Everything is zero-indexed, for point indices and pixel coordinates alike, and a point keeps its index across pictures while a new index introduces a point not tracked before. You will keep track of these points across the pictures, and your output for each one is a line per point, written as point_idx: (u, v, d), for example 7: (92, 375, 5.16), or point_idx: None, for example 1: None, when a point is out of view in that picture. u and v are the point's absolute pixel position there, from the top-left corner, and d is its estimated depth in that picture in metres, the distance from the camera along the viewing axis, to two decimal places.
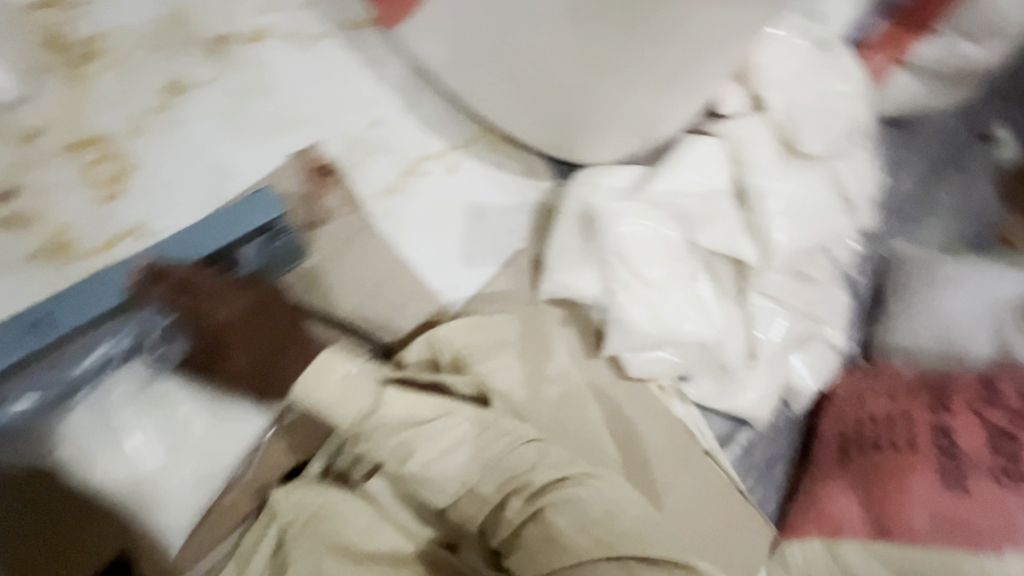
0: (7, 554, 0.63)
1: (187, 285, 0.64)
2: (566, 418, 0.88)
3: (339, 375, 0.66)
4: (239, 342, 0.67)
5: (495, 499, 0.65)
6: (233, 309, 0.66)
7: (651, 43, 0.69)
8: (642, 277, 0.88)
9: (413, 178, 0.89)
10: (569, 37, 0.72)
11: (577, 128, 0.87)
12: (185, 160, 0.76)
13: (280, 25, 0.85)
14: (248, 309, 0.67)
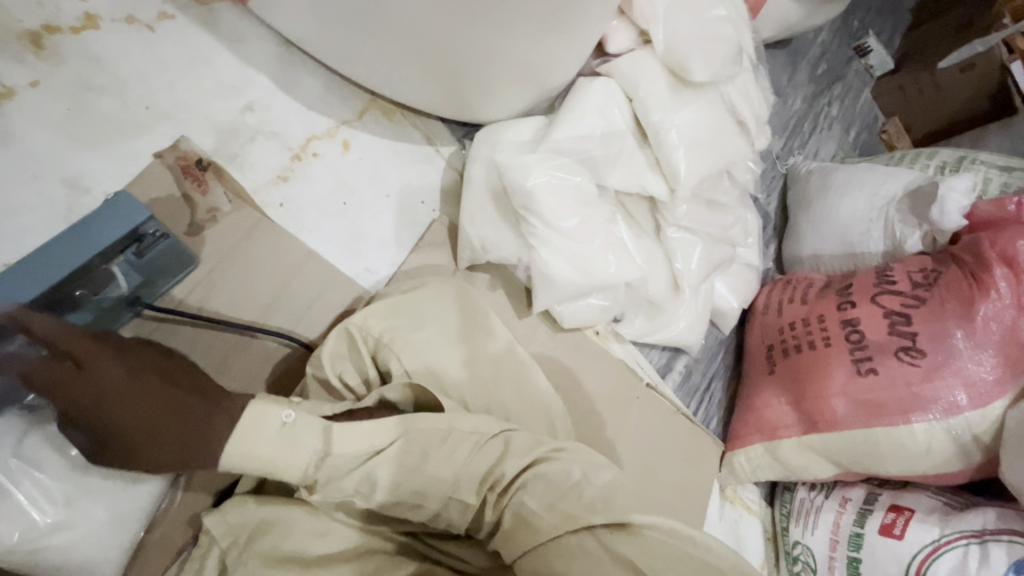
0: None
1: (65, 344, 0.56)
2: (517, 391, 0.78)
3: (276, 424, 0.57)
4: (116, 408, 0.56)
5: (477, 501, 0.63)
6: (107, 369, 0.56)
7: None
8: (561, 230, 0.87)
9: (305, 162, 0.83)
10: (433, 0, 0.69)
11: (469, 84, 0.84)
12: (23, 180, 0.66)
13: (112, 8, 0.75)
14: (126, 369, 0.57)
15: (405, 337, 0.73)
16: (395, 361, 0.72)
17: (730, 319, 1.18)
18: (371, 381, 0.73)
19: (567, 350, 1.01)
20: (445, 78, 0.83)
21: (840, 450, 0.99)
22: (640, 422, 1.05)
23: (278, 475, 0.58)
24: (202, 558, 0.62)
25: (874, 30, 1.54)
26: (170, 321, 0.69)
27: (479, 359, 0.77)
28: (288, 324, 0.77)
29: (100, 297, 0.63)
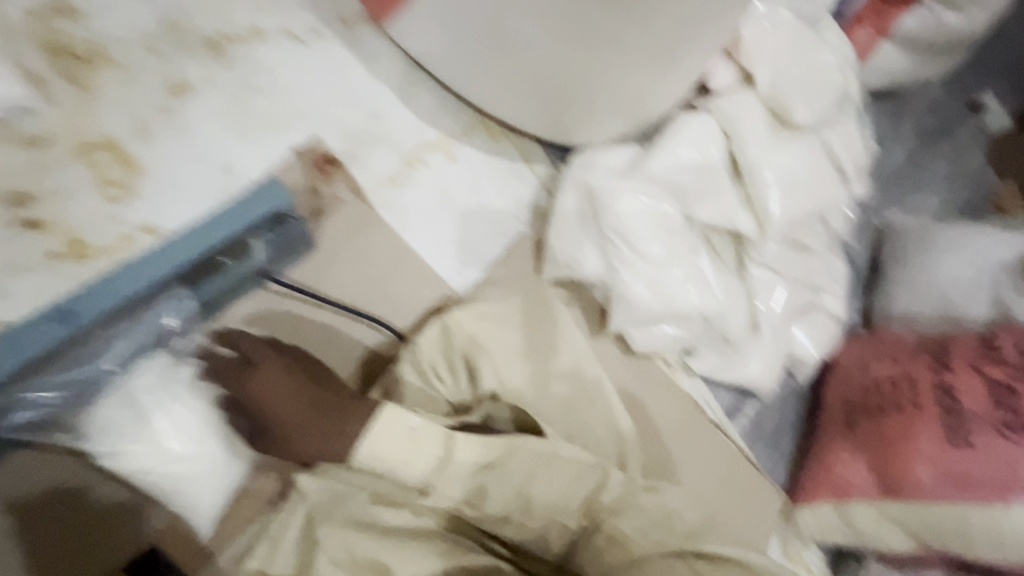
0: (33, 550, 0.60)
1: (247, 346, 0.66)
2: (575, 412, 0.76)
3: (402, 429, 0.61)
4: (269, 403, 0.63)
5: (575, 526, 0.63)
6: (273, 365, 0.64)
7: (641, 27, 0.72)
8: (645, 254, 0.90)
9: (414, 169, 0.91)
10: (559, 34, 0.76)
11: (574, 110, 0.88)
12: (190, 160, 0.75)
13: (275, 25, 0.86)
14: (285, 364, 0.65)
15: (494, 336, 0.75)
16: (488, 368, 0.73)
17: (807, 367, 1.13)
18: (460, 381, 0.72)
19: (635, 378, 1.01)
20: (553, 103, 0.88)
21: (924, 523, 0.92)
22: (709, 461, 1.02)
23: (398, 477, 0.61)
24: (289, 515, 0.66)
25: (995, 87, 1.45)
26: (289, 296, 0.77)
27: (558, 372, 0.78)
28: (383, 312, 0.83)
29: (239, 266, 0.69)
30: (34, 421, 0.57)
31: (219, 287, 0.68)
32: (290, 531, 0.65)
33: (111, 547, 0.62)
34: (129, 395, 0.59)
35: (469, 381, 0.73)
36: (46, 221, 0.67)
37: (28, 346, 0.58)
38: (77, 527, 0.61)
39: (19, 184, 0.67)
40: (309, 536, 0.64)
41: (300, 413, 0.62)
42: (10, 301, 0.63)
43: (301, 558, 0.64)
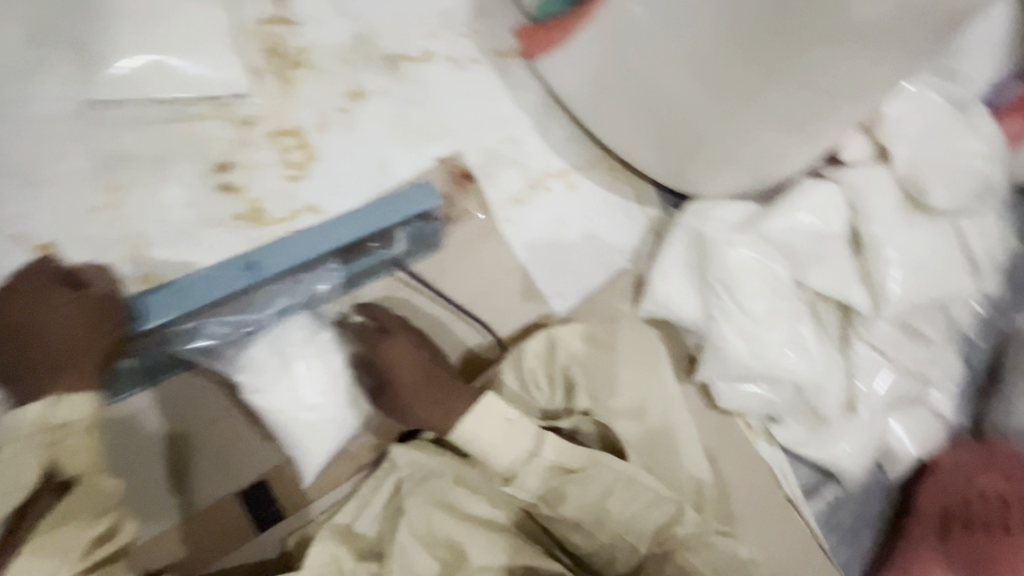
0: (174, 458, 0.69)
1: (384, 321, 0.74)
2: (657, 449, 0.75)
3: (500, 418, 0.66)
4: (394, 368, 0.70)
5: (644, 551, 0.63)
6: (400, 338, 0.72)
7: (782, 82, 0.73)
8: (748, 309, 0.90)
9: (537, 192, 0.98)
10: (696, 75, 0.79)
11: (695, 157, 0.91)
12: (354, 156, 0.87)
13: (442, 50, 0.97)
14: (410, 338, 0.72)
15: (595, 358, 0.75)
16: (585, 387, 0.74)
17: (902, 463, 1.02)
18: (556, 394, 0.75)
19: (712, 433, 0.98)
20: (676, 147, 0.91)
21: None
22: (780, 537, 0.96)
23: (490, 461, 0.66)
24: (381, 480, 0.72)
25: None
26: (411, 286, 0.85)
27: (650, 405, 0.76)
28: (487, 317, 0.89)
29: (383, 250, 0.78)
30: (205, 348, 0.68)
31: (361, 265, 0.77)
32: (377, 496, 0.71)
33: (232, 472, 0.71)
34: (281, 342, 0.69)
35: (563, 395, 0.75)
36: (238, 188, 0.79)
37: (209, 291, 0.63)
38: (211, 448, 0.70)
39: (223, 154, 0.80)
40: (395, 503, 0.70)
41: (418, 383, 0.69)
42: (201, 248, 0.76)
43: (384, 522, 0.70)
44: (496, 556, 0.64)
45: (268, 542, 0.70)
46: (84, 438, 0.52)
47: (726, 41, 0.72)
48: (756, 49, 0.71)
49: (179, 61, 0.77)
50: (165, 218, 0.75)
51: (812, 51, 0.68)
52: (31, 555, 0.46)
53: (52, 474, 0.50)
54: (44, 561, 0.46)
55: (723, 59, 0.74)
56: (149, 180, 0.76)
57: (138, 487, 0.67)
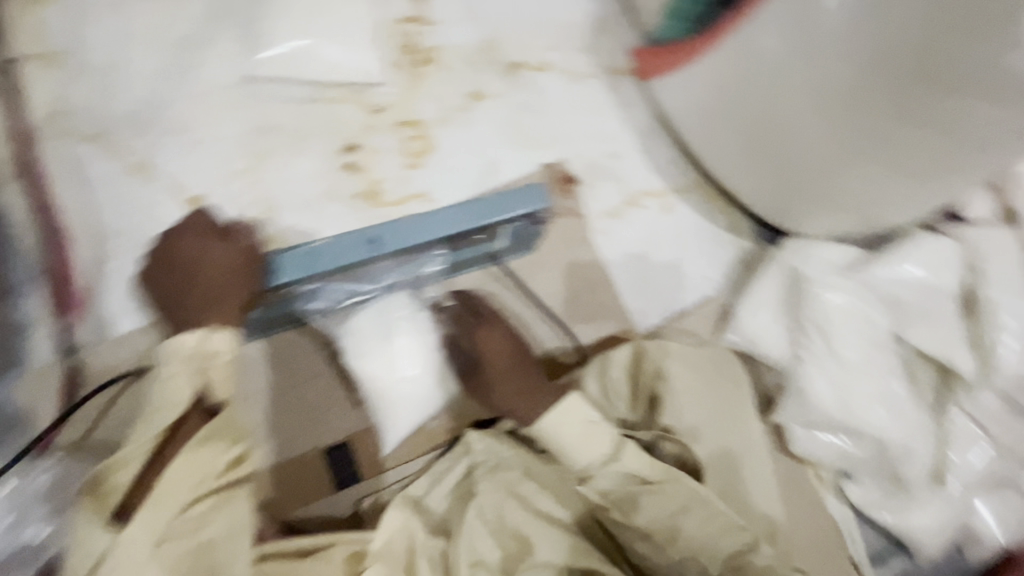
0: (273, 409, 0.74)
1: (479, 309, 0.78)
2: (735, 481, 0.71)
3: (582, 418, 0.68)
4: (488, 357, 0.73)
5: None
6: (494, 329, 0.75)
7: (911, 130, 0.68)
8: (839, 355, 0.87)
9: (632, 209, 0.99)
10: (814, 113, 0.76)
11: (806, 192, 0.88)
12: (467, 153, 0.91)
13: (560, 62, 1.00)
14: (504, 332, 0.75)
15: (682, 376, 0.73)
16: (670, 404, 0.72)
17: (985, 549, 0.92)
18: (637, 407, 0.75)
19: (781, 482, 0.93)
20: (787, 178, 0.89)
21: None
22: None
23: (566, 458, 0.68)
24: (454, 461, 0.75)
25: None
26: (502, 282, 0.88)
27: (732, 433, 0.73)
28: (569, 323, 0.91)
29: (486, 244, 0.82)
30: (321, 309, 0.75)
31: (464, 255, 0.81)
32: (448, 476, 0.74)
33: (321, 431, 0.75)
34: (389, 311, 0.76)
35: (645, 409, 0.75)
36: (361, 169, 0.85)
37: (334, 259, 0.66)
38: (306, 404, 0.75)
39: (352, 136, 0.86)
40: (467, 485, 0.73)
41: (508, 374, 0.72)
42: (321, 219, 0.82)
43: (453, 502, 0.72)
44: (562, 554, 0.65)
45: (342, 501, 0.74)
46: (227, 370, 0.57)
47: (852, 83, 0.69)
48: (899, 96, 0.66)
49: (306, 40, 0.82)
50: (294, 187, 0.82)
51: (965, 104, 0.62)
52: (183, 462, 0.51)
53: (202, 397, 0.55)
54: (191, 471, 0.51)
55: (858, 101, 0.70)
56: (285, 152, 0.82)
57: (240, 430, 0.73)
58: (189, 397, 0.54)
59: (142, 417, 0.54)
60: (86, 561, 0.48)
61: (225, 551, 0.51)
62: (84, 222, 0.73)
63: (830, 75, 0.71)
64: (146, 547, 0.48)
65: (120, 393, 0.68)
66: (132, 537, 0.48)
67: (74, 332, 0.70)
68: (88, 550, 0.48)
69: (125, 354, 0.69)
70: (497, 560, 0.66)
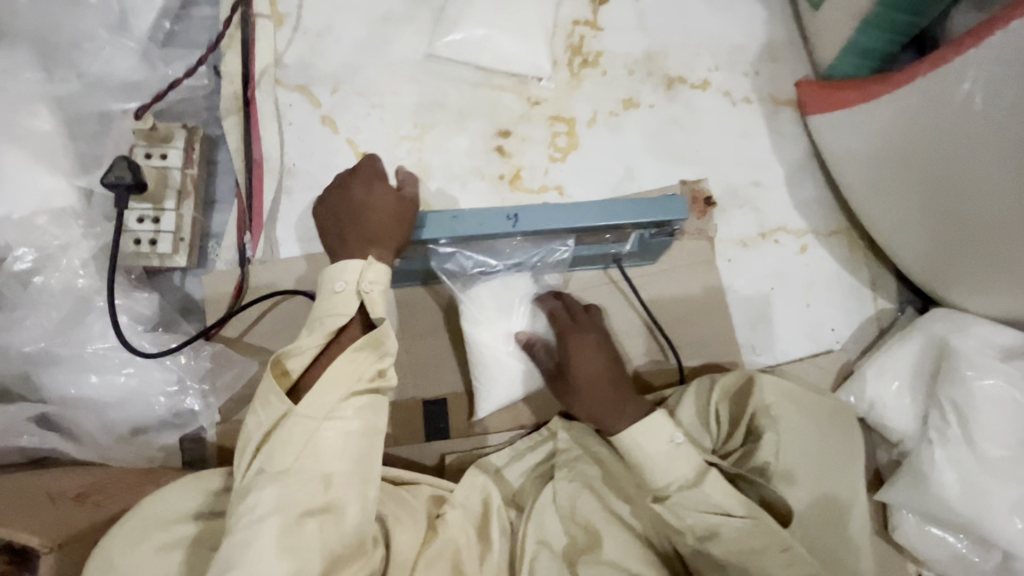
0: None
1: (572, 312, 0.77)
2: (831, 538, 0.66)
3: (665, 440, 0.65)
4: (576, 361, 0.72)
5: None
6: (589, 335, 0.74)
7: None
8: (976, 446, 0.76)
9: (764, 242, 0.96)
10: (1009, 171, 0.69)
11: (976, 263, 0.79)
12: (609, 156, 0.93)
13: (720, 83, 0.99)
14: (597, 340, 0.74)
15: (790, 419, 0.71)
16: (771, 442, 0.69)
17: None
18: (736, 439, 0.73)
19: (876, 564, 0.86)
20: (956, 247, 0.80)
21: None
22: None
23: (644, 473, 0.66)
24: (538, 442, 0.78)
25: None
26: (618, 287, 0.89)
27: (837, 490, 0.68)
28: (676, 342, 0.90)
29: (612, 246, 0.82)
30: (446, 272, 0.78)
31: (587, 252, 0.83)
32: (532, 453, 0.78)
33: (424, 384, 0.82)
34: (508, 288, 0.78)
35: (743, 442, 0.72)
36: (509, 154, 0.90)
37: (474, 226, 0.69)
38: (415, 357, 0.82)
39: (507, 122, 0.91)
40: (547, 469, 0.76)
41: (597, 382, 0.71)
42: (465, 193, 0.88)
43: (529, 480, 0.75)
44: (624, 555, 0.66)
45: (430, 451, 0.80)
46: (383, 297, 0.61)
47: None
48: None
49: (485, 31, 0.89)
50: (448, 160, 0.89)
51: None
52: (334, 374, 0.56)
53: (363, 311, 0.61)
54: (348, 369, 0.56)
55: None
56: (447, 127, 0.89)
57: None
58: (355, 310, 0.60)
59: (311, 320, 0.61)
60: (246, 437, 0.55)
61: (369, 444, 0.56)
62: (276, 156, 0.84)
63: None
64: (312, 422, 0.54)
65: (278, 304, 0.78)
66: (304, 412, 0.54)
67: (248, 249, 0.80)
68: (251, 427, 0.55)
69: (285, 275, 0.80)
70: (562, 544, 0.68)
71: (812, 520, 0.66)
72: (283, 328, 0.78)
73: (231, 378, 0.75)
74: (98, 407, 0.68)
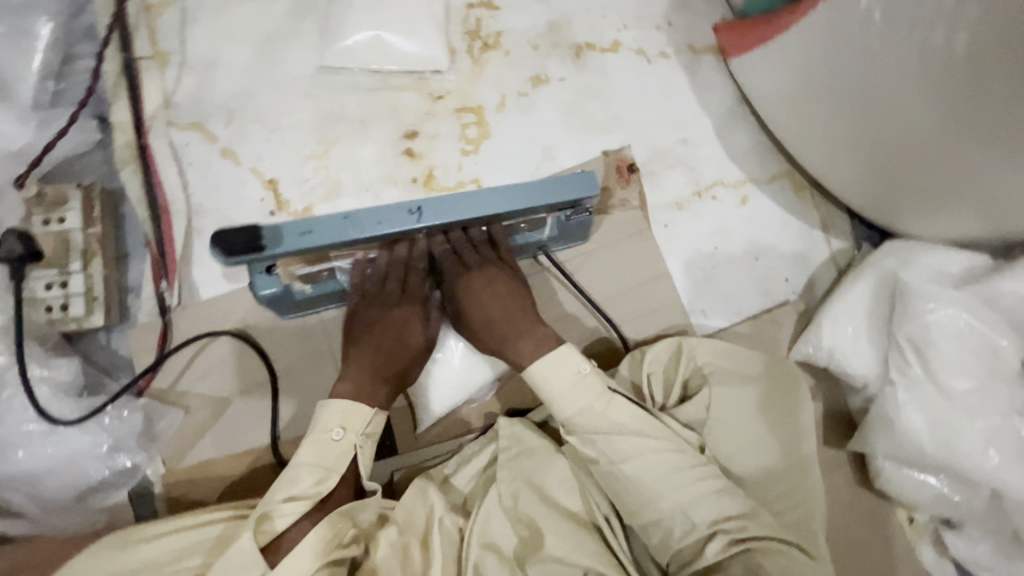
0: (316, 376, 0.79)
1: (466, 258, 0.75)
2: (744, 446, 0.72)
3: (572, 370, 0.69)
4: (474, 304, 0.74)
5: (705, 530, 0.63)
6: (479, 275, 0.74)
7: None
8: (943, 382, 0.74)
9: (699, 200, 0.91)
10: (921, 85, 0.66)
11: (915, 190, 0.75)
12: (523, 139, 0.90)
13: (633, 41, 0.94)
14: (486, 277, 0.74)
15: (723, 381, 0.75)
16: (701, 396, 0.74)
17: None
18: (671, 395, 0.77)
19: (862, 518, 0.82)
20: (886, 175, 0.77)
21: None
22: None
23: (553, 406, 0.69)
24: (481, 447, 0.76)
25: None
26: (550, 273, 0.86)
27: (750, 419, 0.73)
28: (621, 320, 0.87)
29: (530, 235, 0.80)
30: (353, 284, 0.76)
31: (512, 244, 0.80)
32: (476, 459, 0.75)
33: None
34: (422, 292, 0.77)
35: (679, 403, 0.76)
36: (418, 155, 0.87)
37: (371, 227, 0.64)
38: None
39: (412, 123, 0.88)
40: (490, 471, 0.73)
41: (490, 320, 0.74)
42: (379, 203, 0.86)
43: (478, 484, 0.74)
44: (568, 549, 0.65)
45: (378, 468, 0.78)
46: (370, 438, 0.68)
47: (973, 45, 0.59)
48: None
49: (370, 31, 0.85)
50: (356, 172, 0.86)
51: None
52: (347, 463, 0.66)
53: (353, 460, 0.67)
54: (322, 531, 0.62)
55: (997, 74, 0.58)
56: (350, 140, 0.87)
57: (288, 396, 0.78)
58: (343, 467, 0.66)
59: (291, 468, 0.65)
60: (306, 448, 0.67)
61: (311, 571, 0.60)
62: (181, 198, 0.82)
63: (963, 42, 0.60)
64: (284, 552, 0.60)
65: (206, 348, 0.78)
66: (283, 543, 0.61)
67: (167, 296, 0.79)
68: None
69: (207, 318, 0.79)
70: (512, 547, 0.67)
71: (731, 440, 0.72)
72: (214, 373, 0.78)
73: (169, 425, 0.76)
74: (34, 481, 0.71)
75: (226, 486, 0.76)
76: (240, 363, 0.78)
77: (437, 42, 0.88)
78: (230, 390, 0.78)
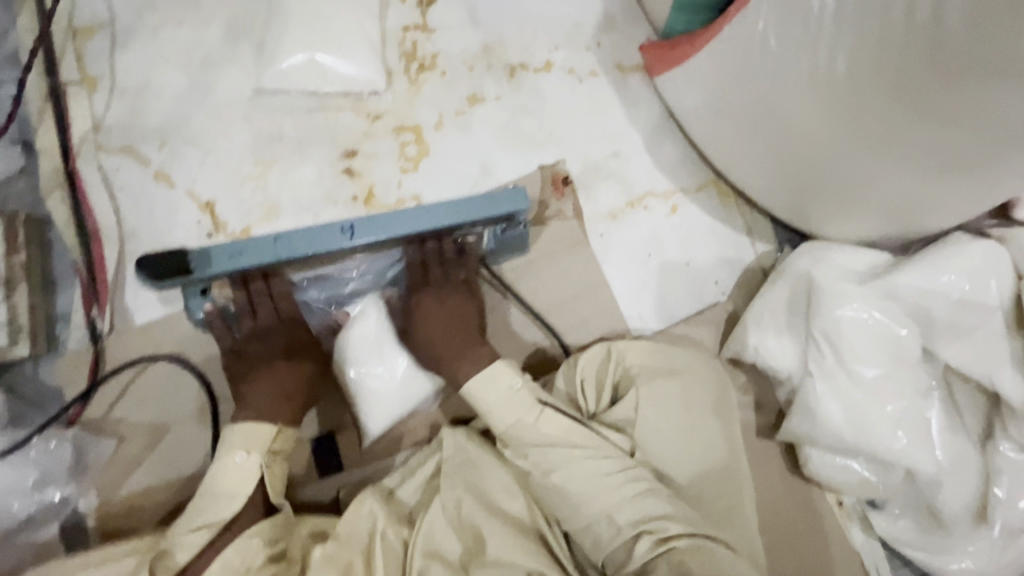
0: None
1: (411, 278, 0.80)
2: (675, 448, 0.75)
3: (504, 385, 0.73)
4: (422, 323, 0.78)
5: (629, 531, 0.66)
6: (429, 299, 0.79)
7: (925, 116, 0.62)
8: (855, 371, 0.80)
9: (632, 210, 0.96)
10: (817, 104, 0.71)
11: (825, 196, 0.81)
12: (460, 156, 0.92)
13: (564, 61, 0.99)
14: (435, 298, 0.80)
15: (650, 383, 0.78)
16: (629, 400, 0.77)
17: None
18: (603, 400, 0.81)
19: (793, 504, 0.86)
20: (799, 182, 0.82)
21: None
22: None
23: (488, 419, 0.73)
24: (425, 458, 0.77)
25: None
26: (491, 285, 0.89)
27: (676, 421, 0.76)
28: (561, 327, 0.90)
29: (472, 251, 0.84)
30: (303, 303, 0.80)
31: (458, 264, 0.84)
32: (421, 471, 0.76)
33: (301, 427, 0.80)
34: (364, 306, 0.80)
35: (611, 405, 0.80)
36: (358, 174, 0.89)
37: (305, 246, 0.70)
38: None
39: (351, 143, 0.90)
40: (434, 483, 0.74)
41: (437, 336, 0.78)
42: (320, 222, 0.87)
43: (423, 495, 0.74)
44: (508, 552, 0.66)
45: (325, 487, 0.79)
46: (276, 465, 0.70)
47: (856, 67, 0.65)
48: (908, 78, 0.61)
49: (303, 53, 0.86)
50: (295, 192, 0.87)
51: (988, 84, 0.56)
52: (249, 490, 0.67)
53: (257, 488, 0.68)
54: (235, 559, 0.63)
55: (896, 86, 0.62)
56: (288, 160, 0.88)
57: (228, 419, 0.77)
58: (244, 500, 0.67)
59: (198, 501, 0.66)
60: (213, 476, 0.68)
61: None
62: (113, 223, 0.81)
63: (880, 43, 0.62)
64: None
65: (140, 374, 0.77)
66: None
67: (98, 323, 0.78)
68: None
69: (142, 343, 0.78)
70: (457, 555, 0.68)
71: (660, 442, 0.75)
72: (149, 399, 0.76)
73: (103, 454, 0.74)
74: None
75: (165, 512, 0.74)
76: (177, 388, 0.77)
77: (372, 64, 0.89)
78: (168, 416, 0.77)
